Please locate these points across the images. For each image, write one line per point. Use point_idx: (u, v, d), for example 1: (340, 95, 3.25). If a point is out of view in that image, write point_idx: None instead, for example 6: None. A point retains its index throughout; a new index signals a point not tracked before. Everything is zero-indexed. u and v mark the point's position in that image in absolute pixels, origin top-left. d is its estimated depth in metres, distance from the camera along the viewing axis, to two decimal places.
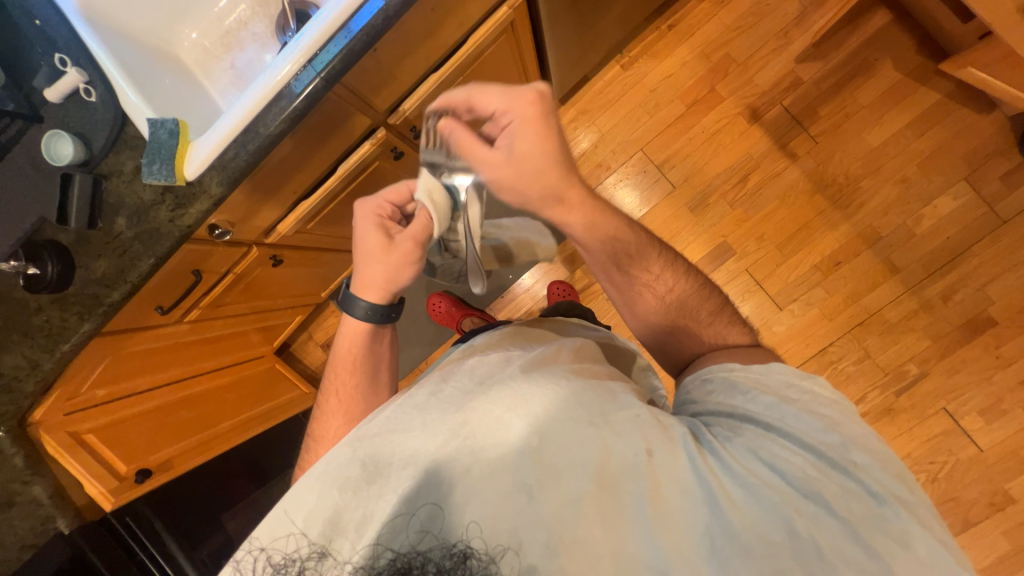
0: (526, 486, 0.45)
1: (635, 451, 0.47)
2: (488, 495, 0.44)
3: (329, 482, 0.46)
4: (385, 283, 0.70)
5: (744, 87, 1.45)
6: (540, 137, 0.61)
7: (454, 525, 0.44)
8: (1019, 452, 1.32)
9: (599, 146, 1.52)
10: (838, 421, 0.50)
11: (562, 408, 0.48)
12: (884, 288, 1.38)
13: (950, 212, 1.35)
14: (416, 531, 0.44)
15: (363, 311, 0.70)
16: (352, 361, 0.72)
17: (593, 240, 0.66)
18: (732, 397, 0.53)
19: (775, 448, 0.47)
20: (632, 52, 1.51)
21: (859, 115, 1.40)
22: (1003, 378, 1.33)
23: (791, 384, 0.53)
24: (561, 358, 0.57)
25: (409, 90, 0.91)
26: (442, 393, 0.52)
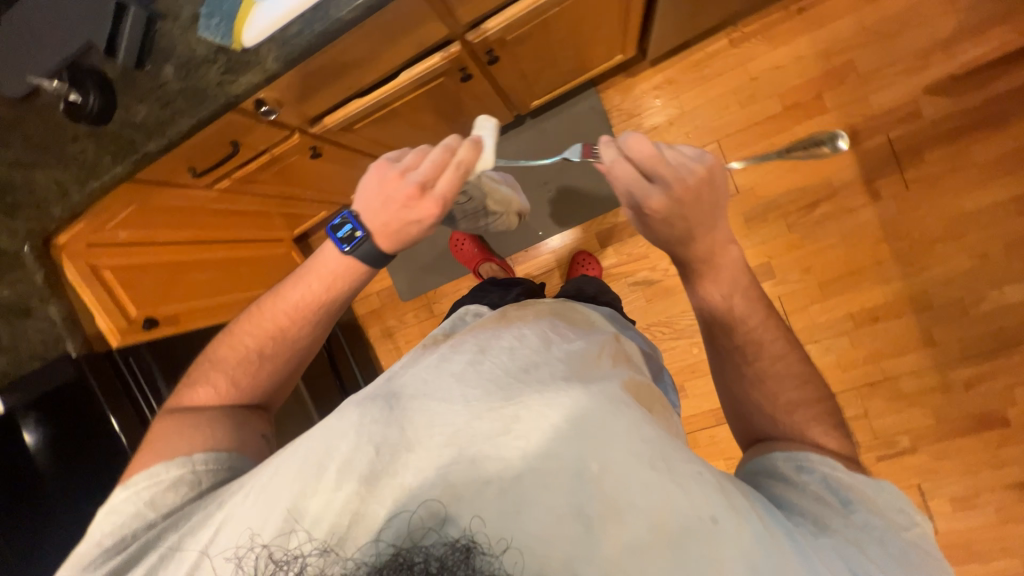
0: (579, 510, 0.43)
1: (697, 510, 0.43)
2: (540, 510, 0.43)
3: (367, 437, 0.46)
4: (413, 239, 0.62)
5: (854, 103, 1.30)
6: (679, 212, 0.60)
7: (501, 535, 0.42)
8: (971, 546, 1.34)
9: (675, 124, 1.40)
10: (939, 564, 0.48)
11: (621, 438, 0.46)
12: (911, 357, 1.32)
13: (1016, 303, 1.26)
14: (463, 528, 0.42)
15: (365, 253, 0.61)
16: (291, 305, 0.63)
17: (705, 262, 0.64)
18: (829, 500, 0.51)
19: (860, 558, 0.45)
20: (748, 27, 1.33)
21: (966, 172, 1.26)
22: (989, 477, 1.31)
23: (902, 510, 0.51)
24: (603, 364, 0.56)
25: (497, 8, 0.82)
26: (481, 366, 0.51)
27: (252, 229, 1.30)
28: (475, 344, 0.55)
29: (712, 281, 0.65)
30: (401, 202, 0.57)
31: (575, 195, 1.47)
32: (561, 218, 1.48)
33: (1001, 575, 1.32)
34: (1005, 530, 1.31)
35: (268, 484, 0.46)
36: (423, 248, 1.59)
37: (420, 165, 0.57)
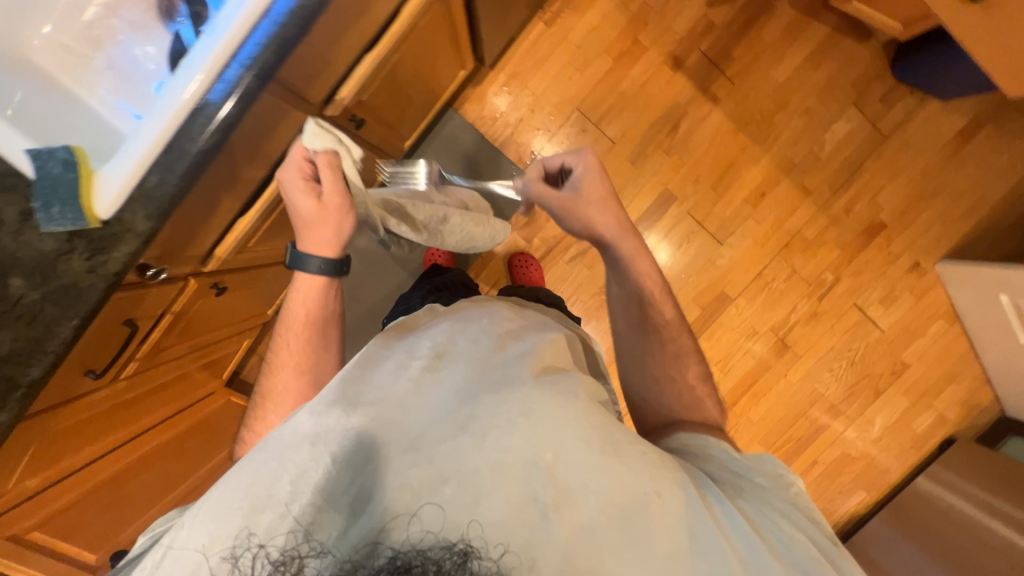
0: (538, 494, 0.48)
1: (645, 490, 0.51)
2: (498, 495, 0.48)
3: (321, 448, 0.49)
4: (333, 240, 0.73)
5: (664, 35, 1.48)
6: (599, 187, 0.81)
7: (462, 529, 0.46)
8: (909, 328, 1.62)
9: (536, 110, 1.49)
10: (818, 520, 0.59)
11: (576, 422, 0.52)
12: (802, 210, 1.56)
13: (846, 134, 1.54)
14: (418, 531, 0.46)
15: (315, 268, 0.75)
16: (305, 319, 0.77)
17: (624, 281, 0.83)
18: (732, 467, 0.63)
19: (770, 513, 0.55)
20: (553, 6, 1.46)
21: (766, 54, 1.50)
22: (896, 270, 1.60)
23: (778, 475, 0.62)
24: (558, 364, 0.61)
25: (346, 74, 0.81)
26: (441, 374, 0.55)
27: (179, 396, 1.15)
28: (437, 348, 0.58)
29: (643, 306, 0.82)
30: (301, 194, 0.71)
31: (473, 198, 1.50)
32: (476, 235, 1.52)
33: (938, 337, 1.62)
34: (924, 303, 1.61)
35: (224, 509, 0.46)
36: (365, 323, 1.53)
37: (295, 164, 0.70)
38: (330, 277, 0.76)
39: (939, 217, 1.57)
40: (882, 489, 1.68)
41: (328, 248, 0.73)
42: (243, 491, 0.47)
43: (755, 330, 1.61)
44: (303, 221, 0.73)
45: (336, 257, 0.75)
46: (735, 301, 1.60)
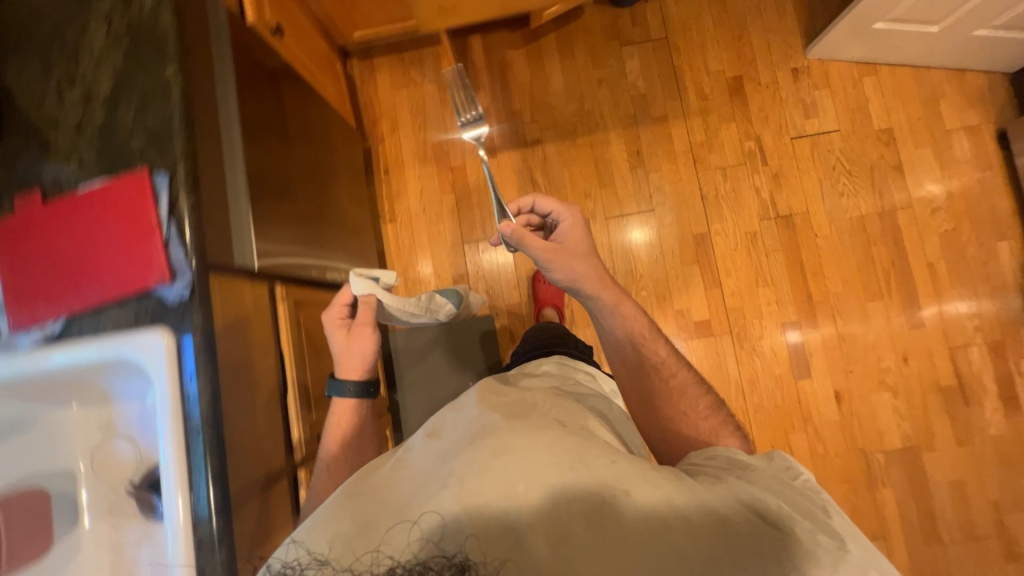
0: (518, 495, 0.51)
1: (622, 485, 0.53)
2: (478, 488, 0.52)
3: (349, 506, 0.55)
4: (362, 362, 0.92)
5: (464, 146, 1.68)
6: (583, 237, 0.97)
7: (459, 536, 0.48)
8: (847, 107, 1.61)
9: (441, 272, 1.64)
10: (845, 504, 0.59)
11: (549, 442, 0.57)
12: (676, 131, 1.64)
13: (640, 65, 1.66)
14: (414, 544, 0.49)
15: (350, 390, 0.91)
16: (343, 431, 0.90)
17: (616, 320, 0.93)
18: (741, 458, 0.65)
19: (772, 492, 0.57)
20: (385, 206, 1.68)
21: (535, 84, 1.68)
22: (785, 90, 1.62)
23: (786, 468, 0.64)
24: (541, 413, 0.69)
25: (286, 430, 0.91)
26: (439, 436, 0.63)
27: None
28: (450, 427, 0.64)
29: (640, 338, 0.92)
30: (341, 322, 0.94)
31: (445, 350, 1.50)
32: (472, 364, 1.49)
33: (874, 89, 1.61)
34: (832, 86, 1.61)
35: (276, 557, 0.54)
36: None
37: (341, 302, 0.95)
38: (361, 397, 0.92)
39: (765, 31, 1.64)
40: (994, 219, 1.54)
41: (359, 371, 0.92)
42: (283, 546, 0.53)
43: (751, 231, 1.59)
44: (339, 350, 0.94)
45: (369, 380, 0.93)
46: (713, 231, 1.60)
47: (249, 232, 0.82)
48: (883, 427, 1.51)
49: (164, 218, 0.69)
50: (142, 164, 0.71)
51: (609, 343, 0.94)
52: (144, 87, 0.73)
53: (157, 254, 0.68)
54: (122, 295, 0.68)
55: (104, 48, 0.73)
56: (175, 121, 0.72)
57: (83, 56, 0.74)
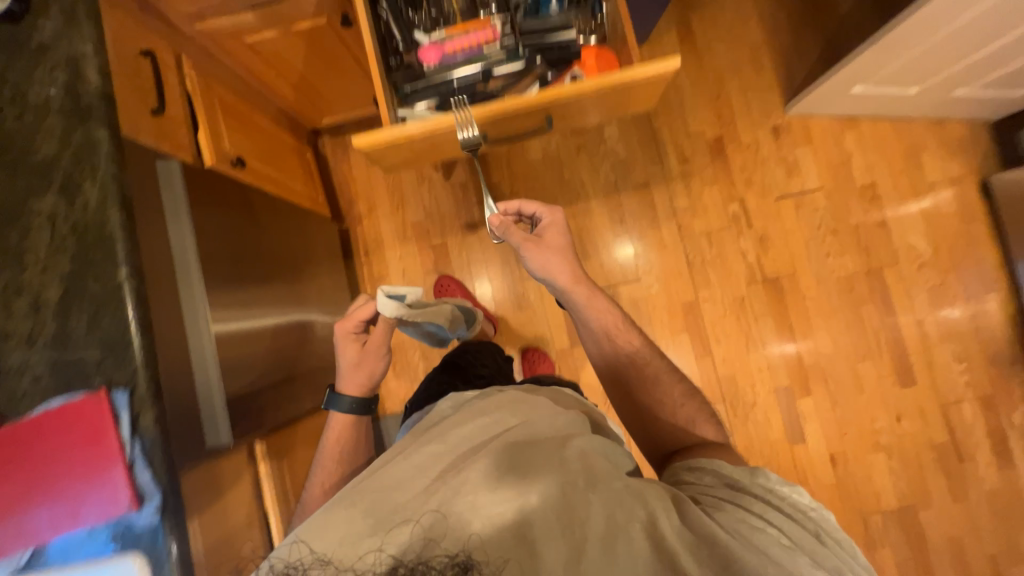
0: (529, 517, 0.51)
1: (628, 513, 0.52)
2: (489, 509, 0.51)
3: (359, 501, 0.54)
4: (364, 380, 0.97)
5: (445, 222, 1.64)
6: (562, 232, 0.91)
7: (463, 536, 0.50)
8: (830, 164, 1.59)
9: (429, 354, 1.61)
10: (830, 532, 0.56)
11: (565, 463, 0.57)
12: (658, 196, 1.61)
13: (619, 129, 1.63)
14: (420, 544, 0.49)
15: (347, 404, 0.96)
16: (339, 445, 0.97)
17: (593, 316, 0.89)
18: (725, 482, 0.62)
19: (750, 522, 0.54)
20: (368, 289, 1.64)
21: (513, 154, 1.64)
22: (768, 149, 1.60)
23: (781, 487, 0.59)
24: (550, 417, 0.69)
25: None
26: (451, 439, 0.63)
27: None
28: (459, 432, 0.65)
29: (618, 333, 0.89)
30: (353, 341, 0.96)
31: None
32: None
33: (857, 145, 1.58)
34: (814, 143, 1.59)
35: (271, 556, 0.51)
36: None
37: (356, 316, 0.95)
38: (357, 411, 0.98)
39: (744, 90, 1.61)
40: (981, 272, 1.54)
41: (360, 388, 0.97)
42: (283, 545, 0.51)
43: (739, 296, 1.57)
44: (348, 363, 0.96)
45: (368, 398, 0.98)
46: (701, 298, 1.58)
47: (220, 413, 0.80)
48: (879, 487, 1.51)
49: (126, 440, 0.66)
50: (101, 381, 0.68)
51: (586, 338, 0.91)
52: (95, 294, 0.69)
53: (123, 481, 0.65)
54: (88, 524, 0.65)
55: (50, 253, 0.70)
56: (130, 329, 0.68)
57: (27, 262, 0.70)
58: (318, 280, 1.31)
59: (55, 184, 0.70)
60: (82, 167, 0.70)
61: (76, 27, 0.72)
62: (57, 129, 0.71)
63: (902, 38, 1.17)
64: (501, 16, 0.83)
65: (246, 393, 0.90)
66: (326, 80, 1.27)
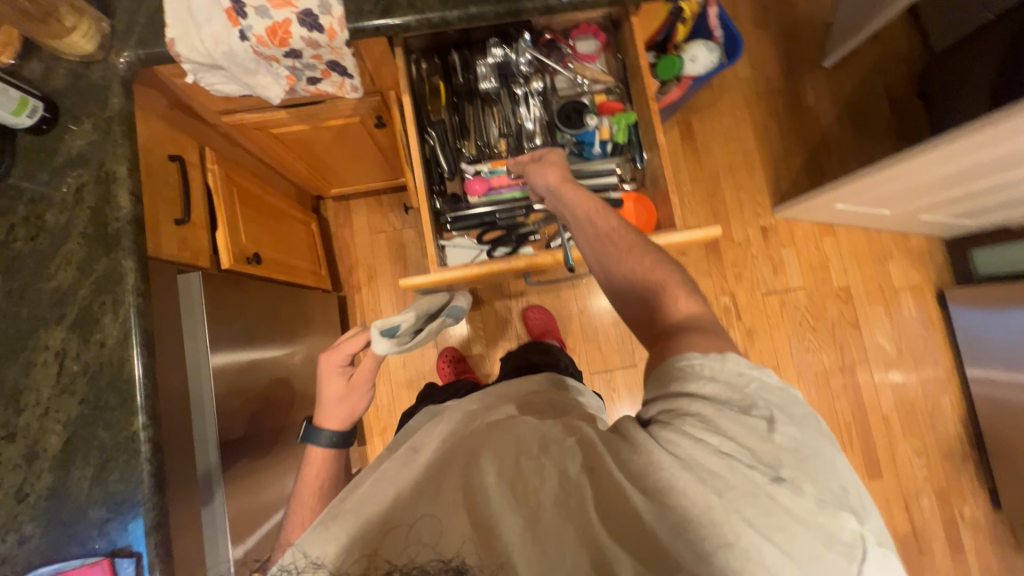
0: (536, 503, 0.45)
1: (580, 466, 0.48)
2: (450, 492, 0.47)
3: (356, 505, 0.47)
4: (348, 415, 0.82)
5: None
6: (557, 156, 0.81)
7: (462, 533, 0.44)
8: (810, 266, 1.71)
9: None
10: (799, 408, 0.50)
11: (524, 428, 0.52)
12: None
13: None
14: (418, 545, 0.43)
15: (327, 438, 0.79)
16: (319, 477, 0.77)
17: (576, 199, 0.73)
18: (706, 376, 0.52)
19: (730, 423, 0.47)
20: None
21: None
22: (757, 247, 1.71)
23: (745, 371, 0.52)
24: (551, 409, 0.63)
25: None
26: (452, 432, 0.57)
27: None
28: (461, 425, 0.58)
29: (602, 223, 0.71)
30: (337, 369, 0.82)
31: None
32: None
33: (834, 249, 1.72)
34: (798, 245, 1.72)
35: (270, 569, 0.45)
36: None
37: (348, 347, 0.82)
38: (340, 447, 0.80)
39: (737, 190, 1.73)
40: (937, 374, 1.69)
41: (343, 423, 0.81)
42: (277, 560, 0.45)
43: None
44: (330, 399, 0.82)
45: (348, 433, 0.81)
46: None
47: (226, 550, 0.75)
48: None
49: None
50: (104, 546, 0.61)
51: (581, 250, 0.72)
52: (105, 444, 0.63)
53: None
54: None
55: (54, 396, 0.63)
56: (143, 487, 0.62)
57: (25, 403, 0.63)
58: None
59: (69, 317, 0.64)
60: (103, 300, 0.65)
61: (110, 147, 0.68)
62: (77, 256, 0.65)
63: (884, 179, 1.29)
64: None
65: (239, 530, 0.81)
66: (345, 161, 1.25)
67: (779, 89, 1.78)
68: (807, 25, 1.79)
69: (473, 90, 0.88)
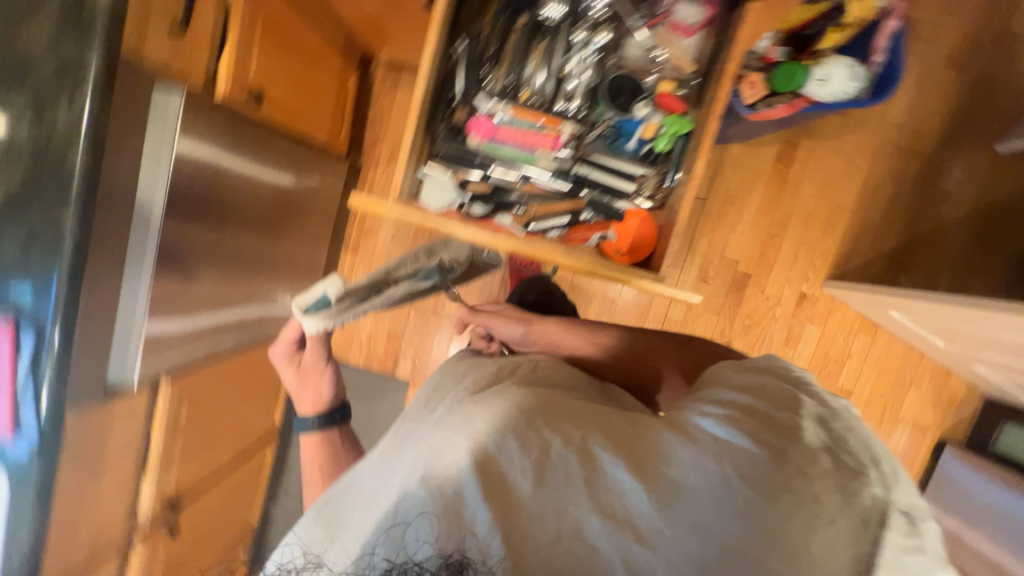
0: (510, 483, 0.46)
1: (555, 445, 0.48)
2: (423, 466, 0.49)
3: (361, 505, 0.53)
4: (316, 394, 0.86)
5: None
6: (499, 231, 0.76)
7: (441, 526, 0.44)
8: (827, 354, 1.55)
9: (378, 322, 1.64)
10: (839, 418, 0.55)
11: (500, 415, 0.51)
12: (659, 298, 1.56)
13: None
14: (401, 539, 0.45)
15: (311, 425, 0.82)
16: (320, 474, 0.79)
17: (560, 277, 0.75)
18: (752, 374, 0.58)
19: (766, 417, 0.52)
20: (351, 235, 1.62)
21: None
22: (783, 310, 1.54)
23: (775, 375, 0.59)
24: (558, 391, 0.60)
25: (135, 501, 1.01)
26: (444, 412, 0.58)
27: None
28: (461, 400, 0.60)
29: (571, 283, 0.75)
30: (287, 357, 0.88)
31: (364, 394, 1.66)
32: (382, 415, 1.65)
33: (862, 350, 1.54)
34: (828, 328, 1.54)
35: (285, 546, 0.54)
36: None
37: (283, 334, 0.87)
38: (325, 426, 0.83)
39: (799, 243, 1.51)
40: None
41: (320, 399, 0.86)
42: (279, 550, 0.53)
43: None
44: (293, 390, 0.89)
45: (330, 407, 0.84)
46: None
47: (138, 330, 0.83)
48: None
49: (24, 373, 0.68)
50: (14, 310, 0.67)
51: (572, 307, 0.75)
52: (34, 223, 0.66)
53: (7, 410, 0.69)
54: None
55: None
56: (60, 275, 0.66)
57: None
58: (298, 224, 1.28)
59: (27, 90, 0.64)
60: (61, 86, 0.63)
61: None
62: (49, 30, 0.63)
63: (951, 311, 1.10)
64: (574, 127, 0.75)
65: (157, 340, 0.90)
66: (396, 28, 1.13)
67: (922, 152, 1.45)
68: (1005, 90, 1.41)
69: (531, 16, 0.74)
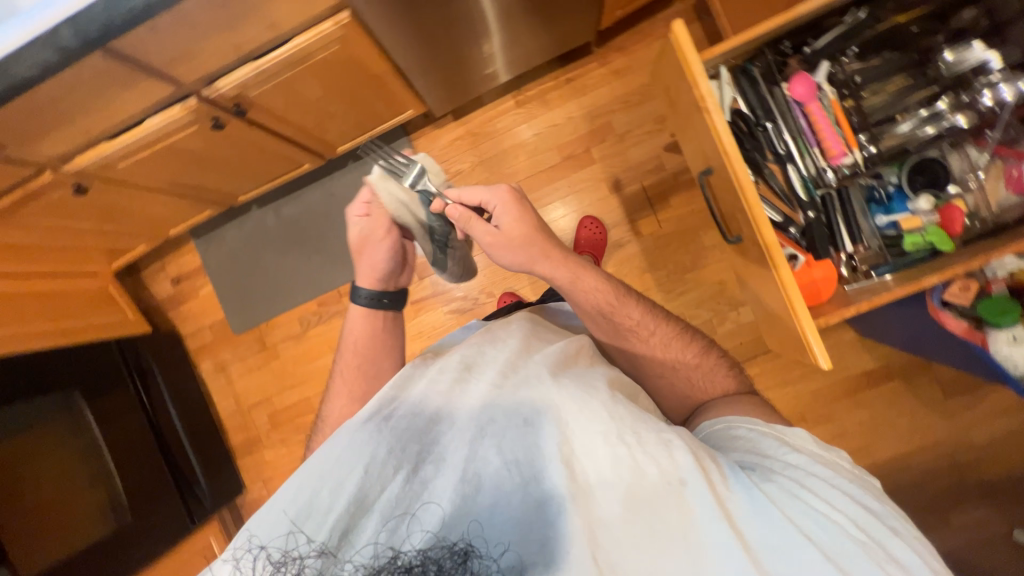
0: (551, 496, 0.55)
1: (587, 462, 0.57)
2: (457, 448, 0.57)
3: (365, 464, 0.57)
4: (373, 271, 0.87)
5: (615, 156, 1.56)
6: (516, 211, 0.82)
7: (470, 519, 0.53)
8: None
9: (476, 170, 1.62)
10: (855, 494, 0.60)
11: (533, 431, 0.58)
12: None
13: (750, 321, 1.50)
14: (419, 532, 0.53)
15: (364, 298, 0.88)
16: (357, 347, 0.87)
17: (579, 296, 0.81)
18: (760, 449, 0.65)
19: (776, 491, 0.58)
20: (529, 91, 1.60)
21: (701, 215, 1.53)
22: None
23: (782, 448, 0.65)
24: (577, 362, 0.71)
25: (227, 71, 0.99)
26: (466, 381, 0.65)
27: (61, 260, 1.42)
28: (486, 368, 0.67)
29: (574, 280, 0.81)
30: (356, 216, 0.87)
31: None
32: None
33: None
34: None
35: (277, 513, 0.55)
36: (257, 279, 1.73)
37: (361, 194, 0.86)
38: (373, 304, 0.89)
39: None
40: None
41: (374, 279, 0.88)
42: (257, 522, 0.55)
43: None
44: (354, 251, 0.89)
45: (380, 288, 0.88)
46: None
47: None
48: None
49: None
50: None
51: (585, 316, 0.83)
52: None
53: None
54: None
55: None
56: None
57: None
58: (521, 33, 1.28)
59: None
60: None
61: None
62: None
63: None
64: None
65: None
66: None
67: (967, 482, 1.44)
68: None
69: None
